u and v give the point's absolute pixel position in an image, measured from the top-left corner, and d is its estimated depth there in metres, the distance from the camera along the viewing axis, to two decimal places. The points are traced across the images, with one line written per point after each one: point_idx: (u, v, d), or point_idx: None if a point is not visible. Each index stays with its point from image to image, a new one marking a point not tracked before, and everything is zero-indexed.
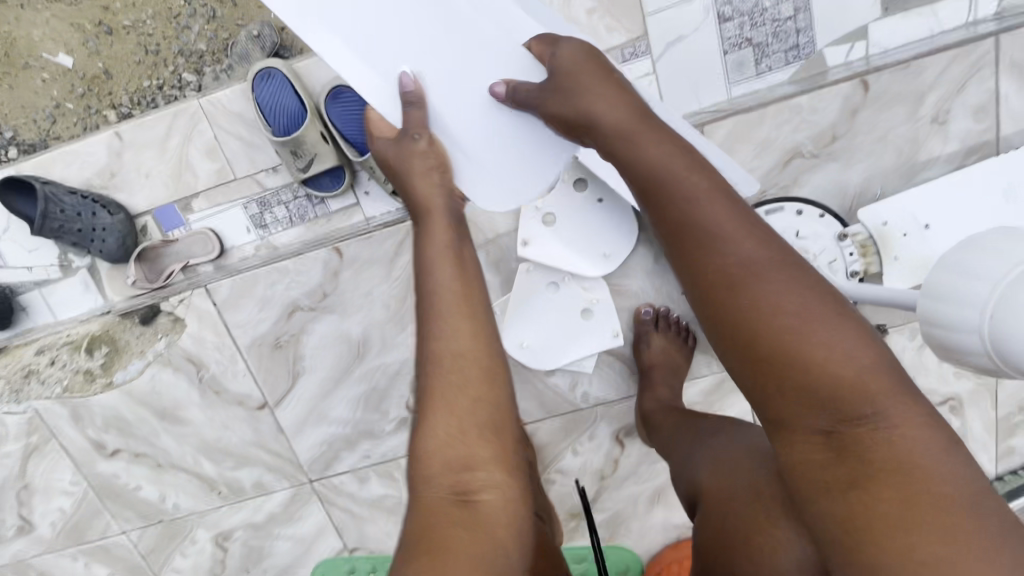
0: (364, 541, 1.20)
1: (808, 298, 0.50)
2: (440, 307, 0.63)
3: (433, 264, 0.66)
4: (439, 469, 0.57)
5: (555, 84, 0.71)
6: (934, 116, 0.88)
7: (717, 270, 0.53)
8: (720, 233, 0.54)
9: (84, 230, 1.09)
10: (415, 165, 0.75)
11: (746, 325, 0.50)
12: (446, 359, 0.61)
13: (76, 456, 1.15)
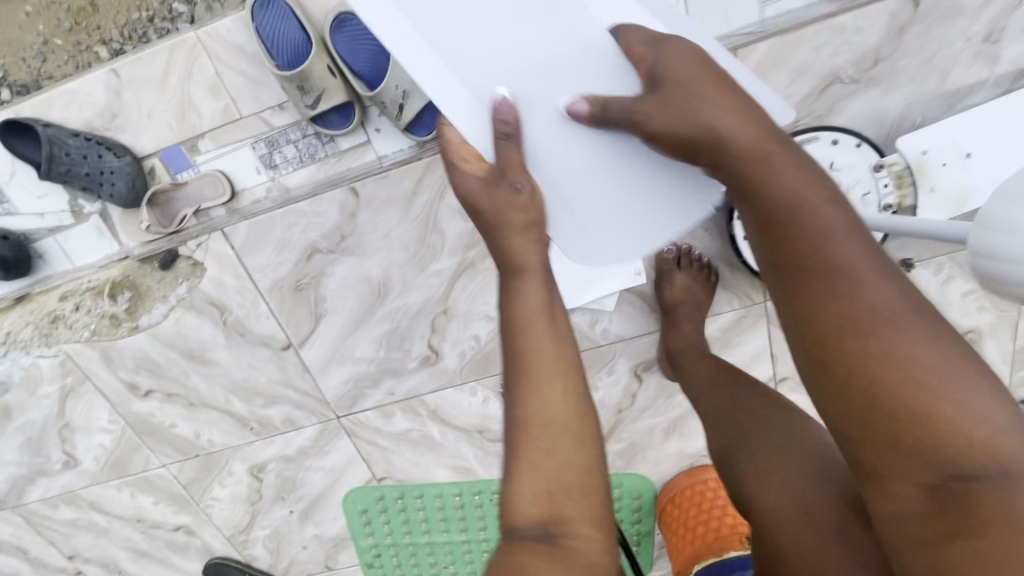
0: (392, 471, 1.27)
1: (933, 349, 0.48)
2: (537, 367, 0.59)
3: (523, 321, 0.62)
4: (529, 517, 0.54)
5: (664, 91, 0.61)
6: (986, 34, 0.82)
7: (836, 313, 0.50)
8: (843, 268, 0.51)
9: (91, 174, 1.06)
10: (513, 220, 0.64)
11: (865, 372, 0.48)
12: (540, 421, 0.57)
13: (111, 396, 1.19)
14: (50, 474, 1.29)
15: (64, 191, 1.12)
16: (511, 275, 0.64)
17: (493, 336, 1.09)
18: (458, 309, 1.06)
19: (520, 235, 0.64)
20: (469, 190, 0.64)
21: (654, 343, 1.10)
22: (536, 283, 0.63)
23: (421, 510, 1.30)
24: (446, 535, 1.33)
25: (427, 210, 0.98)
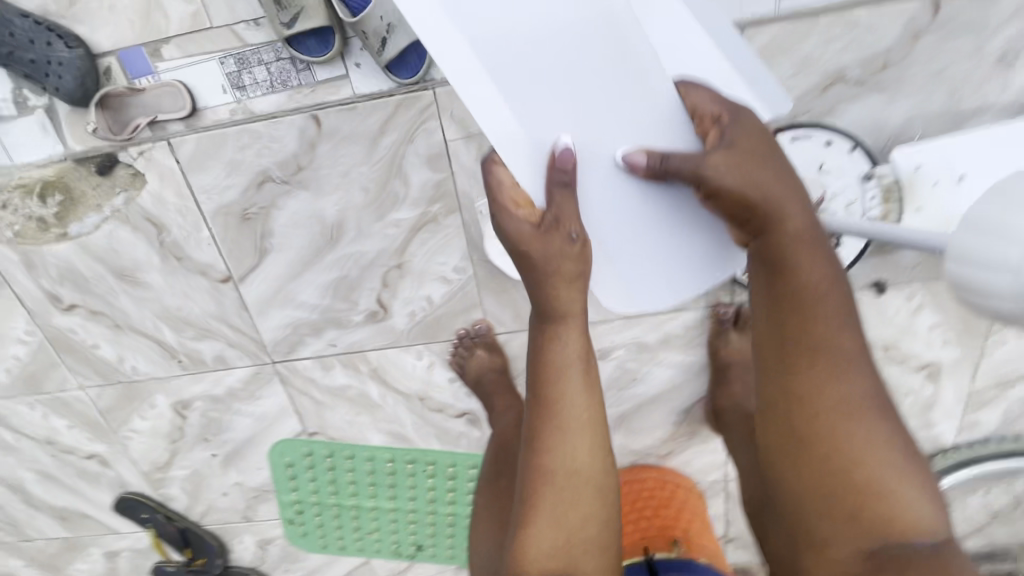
0: (324, 427, 1.21)
1: (889, 436, 0.56)
2: (565, 422, 0.66)
3: (555, 374, 0.65)
4: (540, 560, 0.65)
5: (734, 159, 0.58)
6: (1002, 55, 0.77)
7: (829, 393, 0.56)
8: (844, 360, 0.57)
9: (37, 62, 0.90)
10: (563, 270, 0.61)
11: (840, 448, 0.55)
12: (562, 475, 0.66)
13: (30, 306, 1.10)
14: None
15: None
16: (550, 325, 0.65)
17: (447, 300, 1.03)
18: (413, 266, 1.00)
19: (568, 287, 0.62)
20: (521, 237, 0.61)
21: (612, 332, 1.05)
22: (574, 339, 0.65)
23: (349, 472, 1.26)
24: (372, 500, 1.28)
25: (393, 153, 0.90)
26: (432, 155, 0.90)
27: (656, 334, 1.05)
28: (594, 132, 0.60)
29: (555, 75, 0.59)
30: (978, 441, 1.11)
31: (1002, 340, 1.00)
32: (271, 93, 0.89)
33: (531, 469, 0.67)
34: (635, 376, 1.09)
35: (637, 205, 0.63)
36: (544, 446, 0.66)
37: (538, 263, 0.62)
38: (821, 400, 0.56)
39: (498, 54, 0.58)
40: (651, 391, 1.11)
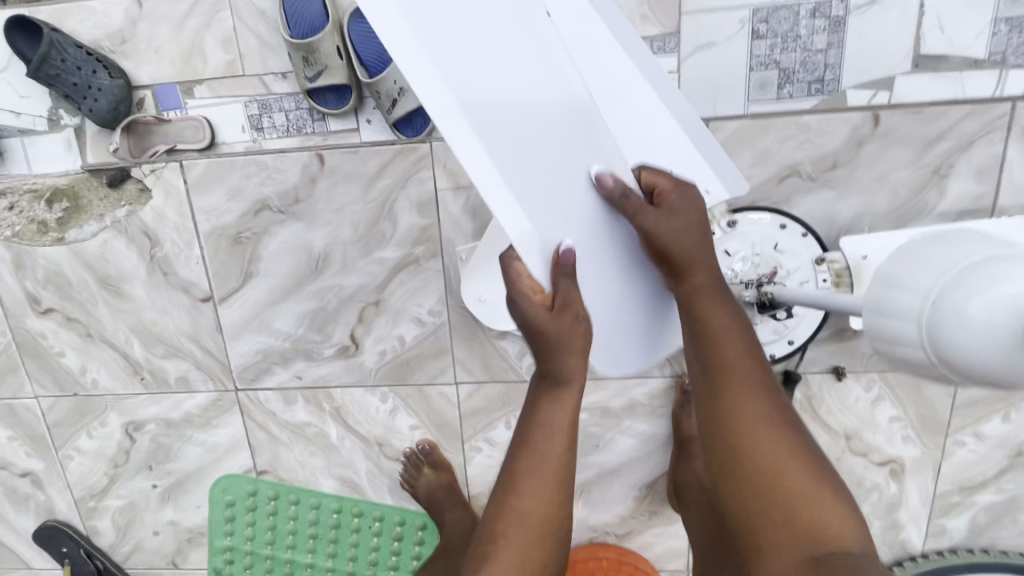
0: (275, 466, 1.17)
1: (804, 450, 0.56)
2: (535, 476, 0.60)
3: (543, 439, 0.60)
4: None
5: (669, 215, 0.63)
6: (936, 167, 0.87)
7: (766, 454, 0.55)
8: (752, 380, 0.58)
9: (78, 85, 1.10)
10: (574, 345, 0.60)
11: (762, 460, 0.55)
12: (514, 519, 0.59)
13: (8, 305, 1.10)
14: None
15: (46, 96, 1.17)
16: (550, 388, 0.62)
17: (419, 342, 1.05)
18: (390, 305, 1.03)
19: (580, 358, 0.61)
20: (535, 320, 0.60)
21: None
22: (566, 408, 0.61)
23: (292, 521, 1.19)
24: (311, 557, 1.20)
25: (386, 196, 0.97)
26: (422, 201, 0.96)
27: (621, 400, 1.05)
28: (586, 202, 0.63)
29: (528, 123, 0.60)
30: (948, 551, 1.07)
31: (962, 441, 1.01)
32: (287, 137, 0.98)
33: (491, 536, 0.59)
34: (598, 442, 1.08)
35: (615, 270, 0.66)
36: (512, 509, 0.59)
37: (550, 337, 0.59)
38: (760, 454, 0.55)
39: (475, 97, 0.56)
40: (613, 460, 1.09)
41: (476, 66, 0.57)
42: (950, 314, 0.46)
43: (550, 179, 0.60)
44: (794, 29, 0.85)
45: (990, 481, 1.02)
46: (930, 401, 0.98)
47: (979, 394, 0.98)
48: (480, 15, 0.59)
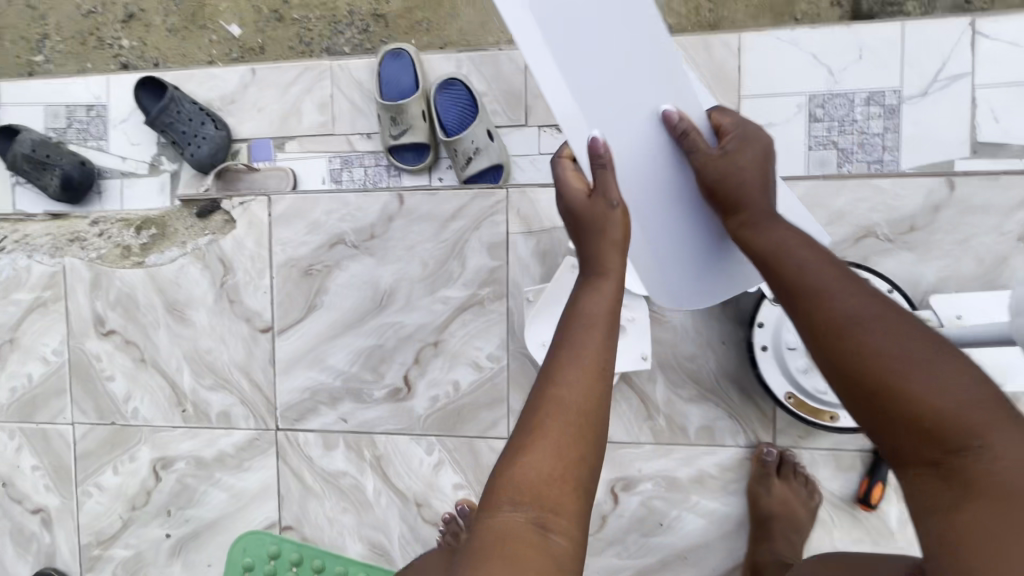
0: (301, 522, 1.07)
1: (907, 336, 0.45)
2: (574, 362, 0.53)
3: (585, 325, 0.54)
4: (514, 495, 0.48)
5: (726, 153, 0.61)
6: (1021, 235, 0.86)
7: (874, 365, 0.45)
8: (817, 288, 0.51)
9: (187, 133, 1.26)
10: (612, 231, 0.57)
11: (846, 364, 0.47)
12: (554, 405, 0.51)
13: (73, 325, 1.12)
14: None
15: (151, 147, 1.35)
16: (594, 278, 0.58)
17: (475, 388, 1.00)
18: (448, 346, 1.00)
19: (620, 245, 0.57)
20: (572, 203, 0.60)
21: (641, 459, 0.97)
22: (610, 293, 0.56)
23: None
24: None
25: (459, 236, 0.99)
26: (494, 243, 0.98)
27: (689, 470, 0.95)
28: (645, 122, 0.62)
29: (603, 45, 0.60)
30: None
31: None
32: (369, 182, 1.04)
33: (525, 427, 0.51)
34: (662, 520, 0.97)
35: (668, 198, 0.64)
36: (551, 400, 0.51)
37: (589, 228, 0.58)
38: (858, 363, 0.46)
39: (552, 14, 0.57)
40: (679, 544, 0.96)
41: None
42: None
43: (609, 89, 0.60)
44: (849, 117, 1.12)
45: None
46: None
47: None
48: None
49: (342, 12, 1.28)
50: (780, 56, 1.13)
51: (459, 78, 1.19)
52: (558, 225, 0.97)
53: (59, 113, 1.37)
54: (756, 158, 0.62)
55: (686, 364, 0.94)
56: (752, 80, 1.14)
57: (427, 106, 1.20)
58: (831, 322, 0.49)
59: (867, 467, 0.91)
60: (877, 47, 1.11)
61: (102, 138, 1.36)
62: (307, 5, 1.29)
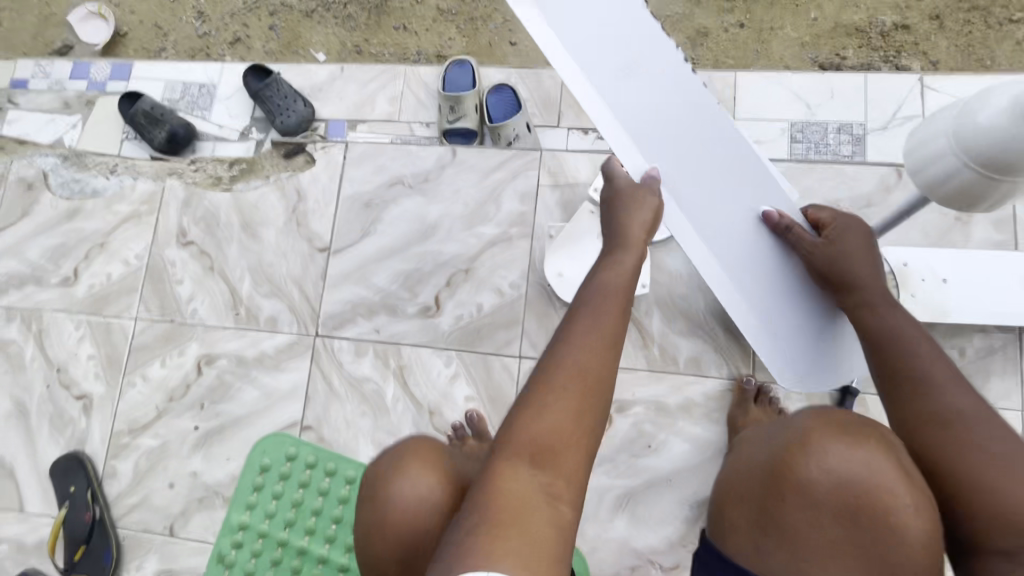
0: (321, 425, 1.18)
1: (999, 444, 0.61)
2: (587, 334, 0.64)
3: (605, 302, 0.66)
4: (524, 451, 0.59)
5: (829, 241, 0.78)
6: (958, 215, 1.04)
7: (967, 458, 0.61)
8: (927, 382, 0.66)
9: (281, 107, 1.53)
10: (641, 213, 0.73)
11: (942, 454, 0.62)
12: (569, 371, 0.62)
13: (159, 234, 1.32)
14: (41, 285, 1.34)
15: (245, 119, 1.62)
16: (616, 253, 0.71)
17: (495, 311, 1.16)
18: (477, 273, 1.18)
19: (642, 225, 0.73)
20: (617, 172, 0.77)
21: (636, 383, 1.09)
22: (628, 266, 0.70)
23: (320, 498, 1.14)
24: (326, 549, 1.12)
25: (498, 185, 1.21)
26: (526, 192, 1.19)
27: (677, 397, 1.07)
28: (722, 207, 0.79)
29: (678, 146, 0.78)
30: None
31: None
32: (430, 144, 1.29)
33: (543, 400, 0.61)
34: (650, 442, 1.07)
35: (769, 280, 0.81)
36: (565, 365, 0.62)
37: (620, 195, 0.75)
38: (957, 464, 0.61)
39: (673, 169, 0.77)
40: (664, 467, 1.06)
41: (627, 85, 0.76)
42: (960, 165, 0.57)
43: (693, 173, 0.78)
44: (823, 142, 1.37)
45: None
46: None
47: None
48: (669, 113, 0.78)
49: (410, 52, 1.82)
50: (766, 92, 1.41)
51: (507, 83, 1.44)
52: (580, 182, 1.18)
53: (176, 87, 1.68)
54: (859, 240, 0.79)
55: (678, 303, 1.11)
56: (743, 107, 1.41)
57: (479, 103, 1.47)
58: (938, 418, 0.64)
59: (834, 403, 1.03)
60: (846, 91, 1.39)
61: (206, 109, 1.65)
62: (383, 47, 1.83)
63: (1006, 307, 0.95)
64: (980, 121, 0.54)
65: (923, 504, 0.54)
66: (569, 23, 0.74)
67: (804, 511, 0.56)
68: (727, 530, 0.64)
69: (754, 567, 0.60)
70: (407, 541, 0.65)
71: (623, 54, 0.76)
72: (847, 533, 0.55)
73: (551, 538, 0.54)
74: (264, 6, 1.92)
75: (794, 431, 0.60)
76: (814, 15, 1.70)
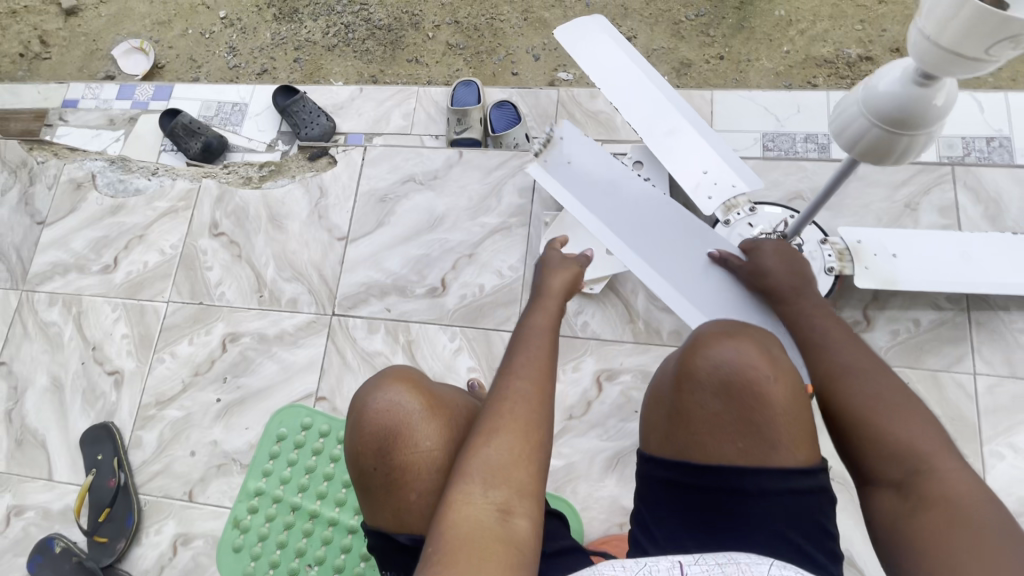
0: (334, 396, 1.27)
1: (885, 392, 0.69)
2: (531, 342, 0.78)
3: (540, 327, 0.81)
4: (479, 480, 0.64)
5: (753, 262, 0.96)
6: (907, 203, 1.17)
7: (852, 402, 0.69)
8: (824, 348, 0.77)
9: (306, 121, 1.72)
10: (561, 269, 0.94)
11: (838, 400, 0.71)
12: (512, 398, 0.70)
13: (194, 226, 1.46)
14: (83, 273, 1.47)
15: (272, 133, 1.80)
16: (540, 298, 0.88)
17: (496, 291, 1.28)
18: (479, 258, 1.31)
19: (561, 280, 0.91)
20: (547, 254, 0.98)
21: (623, 354, 1.19)
22: (551, 311, 0.85)
23: (332, 464, 1.23)
24: (336, 512, 1.19)
25: (499, 181, 1.36)
26: (524, 187, 1.34)
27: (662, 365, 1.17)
28: (672, 249, 1.04)
29: (633, 210, 1.06)
30: None
31: (999, 453, 1.03)
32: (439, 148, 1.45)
33: (493, 425, 0.68)
34: (637, 408, 1.16)
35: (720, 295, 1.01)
36: (513, 389, 0.71)
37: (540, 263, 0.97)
38: (856, 405, 0.69)
39: (629, 230, 1.05)
40: None
41: (595, 174, 1.07)
42: (871, 130, 0.70)
43: (644, 228, 1.05)
44: (792, 150, 1.52)
45: None
46: (956, 405, 1.05)
47: (1001, 401, 1.05)
48: (625, 188, 1.06)
49: (422, 80, 2.02)
50: (740, 107, 1.58)
51: (508, 100, 1.61)
52: None
53: (211, 106, 1.87)
54: (779, 259, 0.94)
55: None
56: (720, 121, 1.57)
57: (482, 117, 1.64)
58: (830, 371, 0.74)
59: None
60: (812, 107, 1.55)
61: (237, 124, 1.84)
62: (396, 75, 2.04)
63: (951, 280, 1.05)
64: (881, 90, 0.68)
65: (784, 375, 0.66)
66: (570, 177, 1.08)
67: (697, 393, 0.67)
68: (645, 435, 0.72)
69: (668, 454, 0.68)
70: (380, 436, 0.75)
71: (602, 182, 1.07)
72: (725, 405, 0.65)
73: (508, 555, 0.59)
74: (290, 41, 2.14)
75: (692, 341, 0.72)
76: (786, 48, 1.90)
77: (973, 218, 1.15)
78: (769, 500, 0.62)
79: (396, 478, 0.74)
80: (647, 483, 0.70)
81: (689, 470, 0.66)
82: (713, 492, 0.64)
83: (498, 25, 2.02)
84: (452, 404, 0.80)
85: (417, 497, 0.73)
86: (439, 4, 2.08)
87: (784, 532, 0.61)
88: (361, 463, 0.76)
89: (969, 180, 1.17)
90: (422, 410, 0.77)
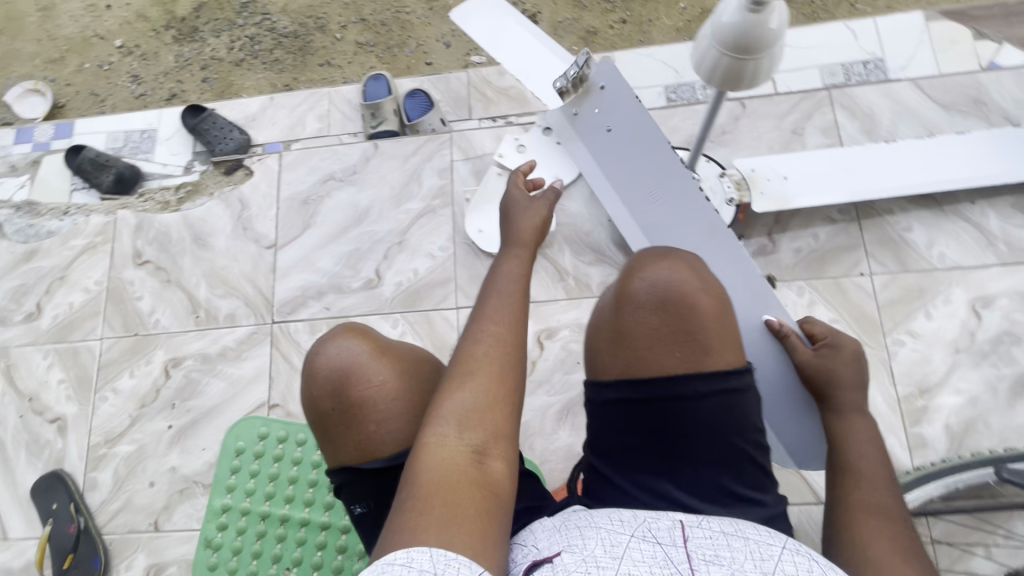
0: (287, 401, 1.29)
1: (901, 538, 0.65)
2: (504, 284, 0.79)
3: (515, 268, 0.81)
4: (455, 424, 0.64)
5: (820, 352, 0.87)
6: (794, 129, 1.26)
7: (868, 534, 0.66)
8: (856, 467, 0.73)
9: (218, 136, 1.69)
10: (529, 218, 0.90)
11: (852, 526, 0.67)
12: (484, 343, 0.71)
13: (117, 258, 1.43)
14: (5, 324, 1.42)
15: (187, 155, 1.76)
16: (514, 246, 0.86)
17: (430, 272, 1.31)
18: (410, 243, 1.33)
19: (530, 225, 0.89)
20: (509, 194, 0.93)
21: (559, 312, 1.25)
22: (522, 260, 0.84)
23: (295, 467, 1.24)
24: (307, 512, 1.20)
25: (417, 167, 1.39)
26: (442, 169, 1.38)
27: None
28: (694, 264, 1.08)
29: (668, 211, 1.09)
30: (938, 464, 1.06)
31: (900, 341, 1.13)
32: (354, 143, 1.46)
33: (465, 370, 0.68)
34: (578, 359, 1.22)
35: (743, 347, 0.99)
36: (485, 331, 0.72)
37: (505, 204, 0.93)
38: (868, 539, 0.65)
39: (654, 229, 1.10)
40: None
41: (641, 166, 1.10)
42: (719, 59, 0.77)
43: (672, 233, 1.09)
44: (694, 97, 1.59)
45: (942, 381, 1.10)
46: (859, 305, 1.15)
47: (896, 295, 1.15)
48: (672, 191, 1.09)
49: (337, 82, 2.00)
50: (642, 65, 1.65)
51: (419, 87, 1.63)
52: (487, 153, 1.38)
53: (119, 136, 1.82)
54: (847, 361, 0.84)
55: (584, 238, 1.29)
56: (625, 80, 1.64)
57: (397, 108, 1.65)
58: (859, 503, 0.69)
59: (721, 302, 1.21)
60: None
61: (149, 152, 1.79)
62: (309, 81, 2.02)
63: (838, 191, 1.15)
64: (723, 22, 0.74)
65: (711, 287, 0.72)
66: (605, 147, 1.10)
67: (635, 312, 0.71)
68: (591, 359, 0.74)
69: (608, 376, 0.71)
70: (333, 378, 0.78)
71: (642, 176, 1.10)
72: (659, 318, 0.70)
73: (482, 493, 0.60)
74: (195, 61, 2.09)
75: (627, 265, 0.75)
76: (683, 5, 1.98)
77: (851, 134, 1.25)
78: (705, 403, 0.67)
79: (354, 414, 0.77)
80: (593, 404, 0.73)
81: (630, 384, 0.69)
82: (651, 401, 0.68)
83: (404, 18, 2.03)
84: (405, 355, 0.82)
85: (375, 429, 0.77)
86: (342, 5, 2.07)
87: (728, 432, 0.68)
88: (320, 407, 0.79)
89: (844, 100, 1.28)
90: (369, 353, 0.80)
